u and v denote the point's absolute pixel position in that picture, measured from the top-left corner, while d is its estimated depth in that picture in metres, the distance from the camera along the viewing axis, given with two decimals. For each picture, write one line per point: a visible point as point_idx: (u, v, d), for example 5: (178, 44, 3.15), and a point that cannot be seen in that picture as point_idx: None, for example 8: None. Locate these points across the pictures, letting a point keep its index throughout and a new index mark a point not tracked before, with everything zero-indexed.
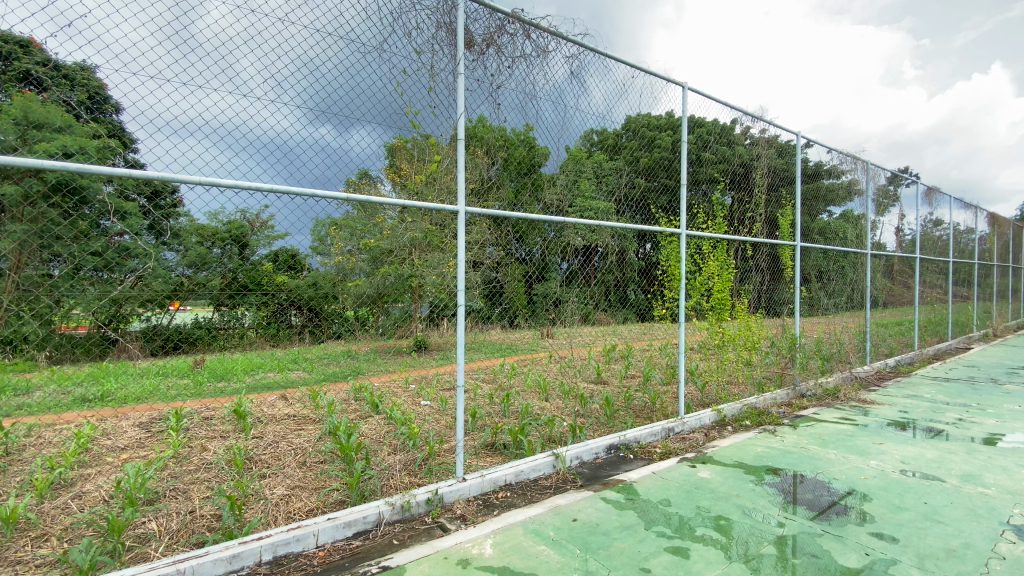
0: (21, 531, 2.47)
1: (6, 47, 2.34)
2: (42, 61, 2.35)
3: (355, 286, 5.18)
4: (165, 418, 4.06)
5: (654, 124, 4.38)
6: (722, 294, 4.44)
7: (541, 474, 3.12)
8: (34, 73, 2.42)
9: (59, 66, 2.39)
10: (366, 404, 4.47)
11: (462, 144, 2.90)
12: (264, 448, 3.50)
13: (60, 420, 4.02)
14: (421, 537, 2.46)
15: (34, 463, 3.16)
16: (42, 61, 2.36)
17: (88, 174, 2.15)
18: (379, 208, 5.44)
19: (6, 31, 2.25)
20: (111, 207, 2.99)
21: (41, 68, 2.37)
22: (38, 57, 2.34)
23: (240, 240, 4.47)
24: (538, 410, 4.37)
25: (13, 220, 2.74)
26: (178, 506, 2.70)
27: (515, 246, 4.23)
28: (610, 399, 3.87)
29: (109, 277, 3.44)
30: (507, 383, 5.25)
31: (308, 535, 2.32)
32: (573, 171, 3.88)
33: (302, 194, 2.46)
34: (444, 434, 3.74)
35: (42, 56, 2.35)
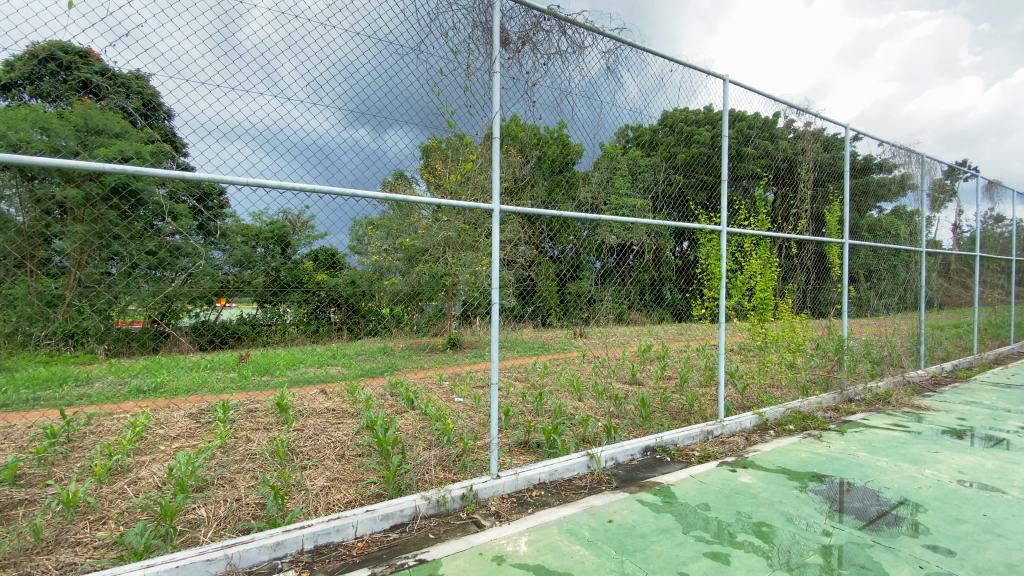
0: (81, 514, 2.63)
1: (68, 58, 2.55)
2: (101, 70, 2.51)
3: (390, 286, 5.18)
4: (213, 410, 4.24)
5: (691, 118, 4.28)
6: (765, 294, 4.28)
7: (575, 473, 3.09)
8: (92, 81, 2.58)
9: (115, 75, 2.56)
10: (401, 399, 4.55)
11: (497, 143, 2.91)
12: (304, 440, 3.61)
13: (118, 410, 4.27)
14: (457, 532, 2.48)
15: (95, 449, 3.36)
16: (100, 70, 2.54)
17: (145, 177, 2.25)
18: (413, 208, 5.67)
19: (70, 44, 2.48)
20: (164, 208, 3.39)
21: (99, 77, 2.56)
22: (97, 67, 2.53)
23: (284, 240, 4.51)
24: (571, 409, 4.33)
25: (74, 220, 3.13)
26: (225, 494, 2.82)
27: (548, 245, 4.08)
28: (646, 400, 3.80)
29: (160, 277, 3.58)
30: (540, 382, 5.23)
31: (347, 525, 2.38)
32: (608, 168, 3.89)
33: (341, 193, 2.50)
34: (477, 431, 3.75)
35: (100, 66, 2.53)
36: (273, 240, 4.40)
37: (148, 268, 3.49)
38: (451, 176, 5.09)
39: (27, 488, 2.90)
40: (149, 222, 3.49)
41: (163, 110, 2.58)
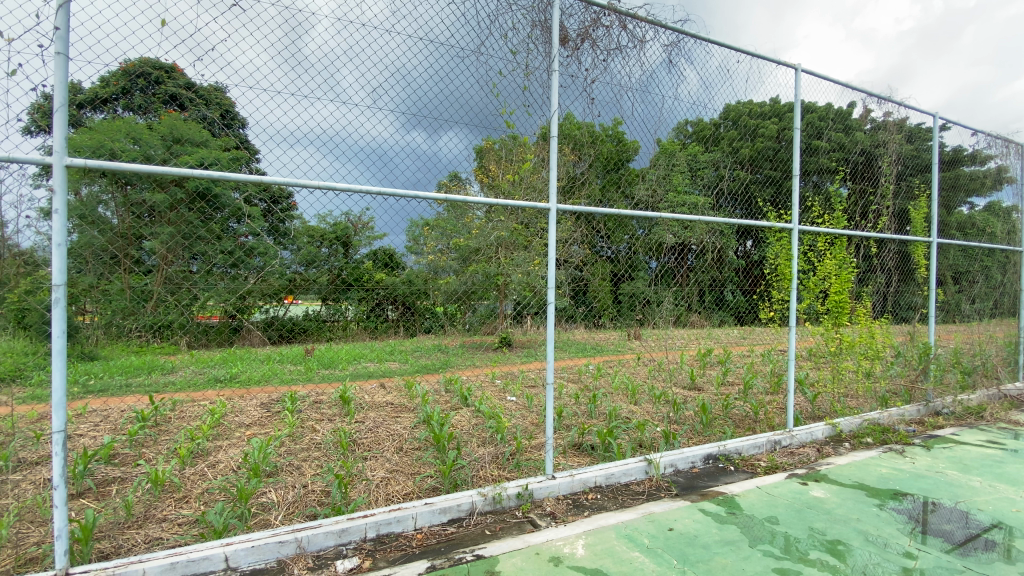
0: (168, 492, 2.86)
1: (155, 74, 2.81)
2: (185, 84, 2.72)
3: (444, 284, 5.27)
4: (282, 400, 4.50)
5: (757, 111, 4.09)
6: (841, 296, 3.96)
7: (632, 478, 3.01)
8: (177, 95, 2.86)
9: (196, 88, 2.76)
10: (456, 396, 4.63)
11: (554, 142, 2.88)
12: (365, 433, 3.75)
13: (199, 397, 4.62)
14: (512, 530, 2.49)
15: (179, 433, 3.65)
16: (183, 84, 2.75)
17: (223, 181, 2.37)
18: (468, 208, 5.75)
19: (157, 61, 2.70)
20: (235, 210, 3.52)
21: (182, 90, 2.77)
22: (180, 81, 2.75)
23: (344, 241, 4.63)
24: (627, 413, 4.23)
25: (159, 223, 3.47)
26: (293, 480, 2.98)
27: (599, 245, 4.16)
28: (708, 406, 3.65)
29: (235, 274, 3.64)
30: (593, 383, 5.16)
31: (407, 517, 2.45)
32: (666, 165, 3.78)
33: (405, 195, 2.57)
34: (531, 431, 3.75)
35: (183, 80, 2.75)
36: (335, 242, 4.50)
37: (224, 266, 3.59)
38: (505, 177, 5.13)
39: (120, 466, 3.19)
40: (224, 225, 3.73)
41: (237, 120, 2.76)
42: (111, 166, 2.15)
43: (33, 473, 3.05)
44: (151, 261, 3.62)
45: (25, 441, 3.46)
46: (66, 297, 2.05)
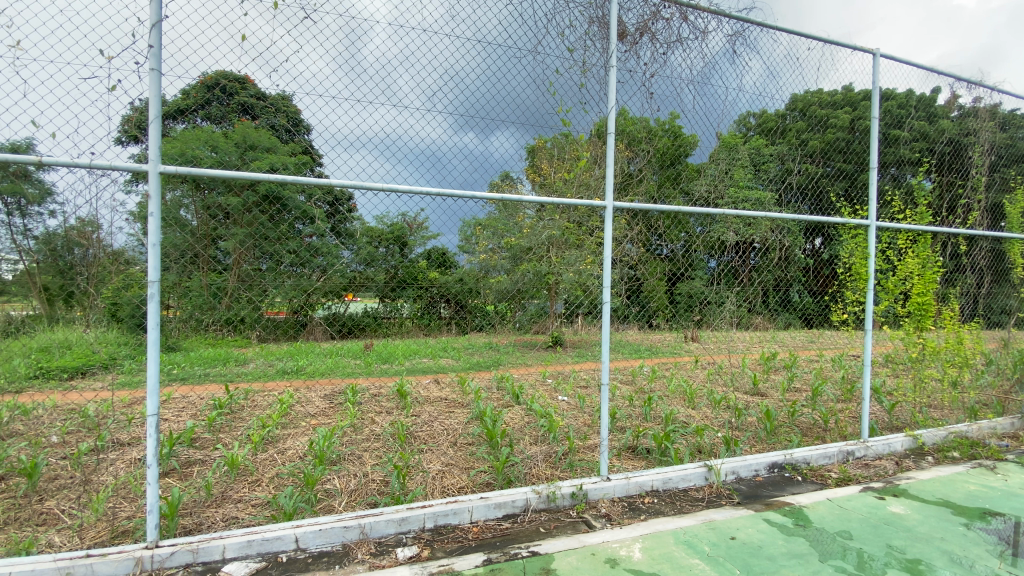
0: (242, 475, 3.06)
1: (230, 85, 3.05)
2: (255, 93, 2.93)
3: (496, 283, 5.23)
4: (344, 393, 4.71)
5: (827, 99, 3.87)
6: (924, 298, 3.65)
7: (690, 484, 2.93)
8: (248, 104, 3.08)
9: (265, 97, 2.97)
10: (508, 394, 4.66)
11: (612, 139, 2.84)
12: (421, 426, 3.86)
13: (269, 388, 4.92)
14: (567, 529, 2.48)
15: (252, 420, 3.91)
16: (254, 94, 2.97)
17: (288, 184, 2.46)
18: (520, 207, 5.76)
19: (231, 73, 2.92)
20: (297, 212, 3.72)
21: (253, 99, 2.98)
22: (250, 91, 2.96)
23: (401, 241, 4.81)
24: (684, 417, 4.11)
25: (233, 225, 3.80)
26: (355, 469, 3.12)
27: (654, 242, 3.88)
28: (772, 412, 3.49)
29: (301, 272, 4.02)
30: (648, 385, 5.05)
31: (464, 510, 2.50)
32: (728, 159, 3.80)
33: (464, 195, 2.64)
34: (585, 432, 3.72)
35: (254, 90, 2.96)
36: (390, 242, 4.66)
37: (293, 265, 4.01)
38: (557, 176, 5.13)
39: (201, 449, 3.45)
40: (290, 226, 3.97)
41: (302, 126, 2.94)
42: (197, 173, 2.30)
43: (126, 453, 3.36)
44: (226, 261, 3.81)
45: (120, 423, 3.82)
46: (159, 294, 2.25)
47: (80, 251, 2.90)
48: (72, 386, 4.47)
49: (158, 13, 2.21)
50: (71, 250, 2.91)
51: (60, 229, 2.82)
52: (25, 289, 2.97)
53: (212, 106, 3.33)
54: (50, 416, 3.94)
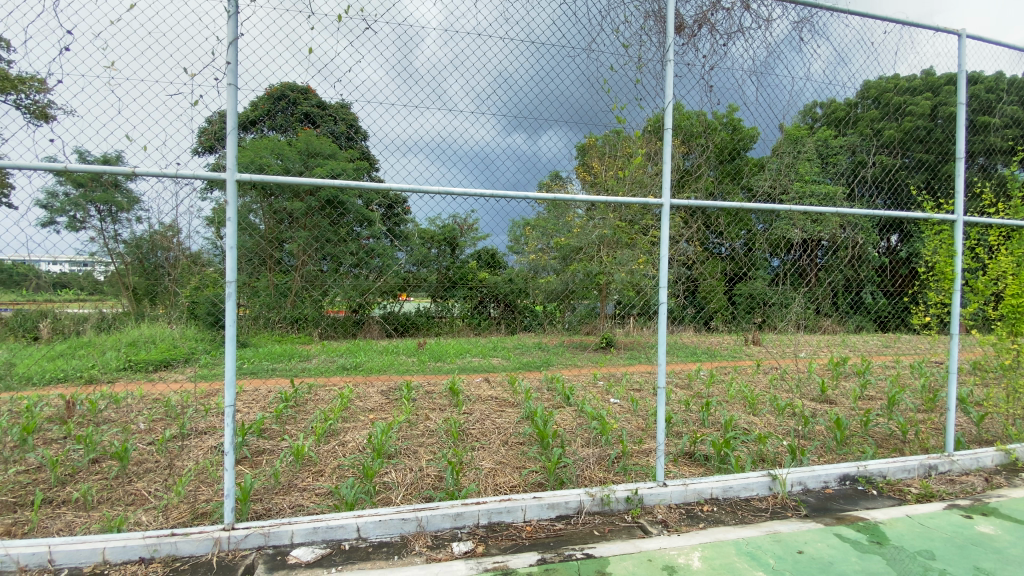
0: (307, 465, 3.23)
1: (294, 95, 3.23)
2: (318, 103, 3.08)
3: (547, 283, 5.90)
4: (399, 389, 4.87)
5: (902, 86, 3.61)
6: (1019, 300, 3.27)
7: (753, 494, 2.80)
8: (311, 113, 3.24)
9: (326, 106, 3.12)
10: (558, 395, 4.65)
11: (669, 134, 2.76)
12: (472, 424, 3.93)
13: (330, 383, 5.16)
14: (622, 534, 2.44)
15: (315, 414, 4.12)
16: (316, 103, 3.13)
17: (347, 189, 2.51)
18: (569, 207, 5.40)
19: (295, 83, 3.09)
20: (354, 215, 3.85)
21: (315, 108, 3.14)
22: (313, 100, 3.13)
23: (453, 241, 4.54)
24: (745, 424, 3.95)
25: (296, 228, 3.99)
26: (410, 464, 3.22)
27: (711, 241, 3.71)
28: (842, 420, 3.28)
29: (358, 273, 3.99)
30: (705, 390, 4.88)
31: (517, 508, 2.51)
32: (791, 153, 3.62)
33: (516, 197, 2.67)
34: (639, 435, 3.65)
35: (316, 100, 3.12)
36: (444, 243, 4.56)
37: (350, 266, 3.98)
38: (608, 174, 5.07)
39: (269, 439, 3.67)
40: (350, 228, 4.03)
41: (360, 132, 3.06)
42: (265, 179, 2.39)
43: (202, 440, 3.62)
44: (289, 261, 4.06)
45: (198, 413, 4.12)
46: (236, 293, 2.37)
47: (163, 253, 3.15)
48: (157, 377, 4.87)
49: (235, 31, 2.36)
50: (156, 253, 3.17)
51: (147, 234, 3.07)
52: (117, 288, 3.27)
53: (278, 115, 3.54)
54: (138, 405, 4.31)
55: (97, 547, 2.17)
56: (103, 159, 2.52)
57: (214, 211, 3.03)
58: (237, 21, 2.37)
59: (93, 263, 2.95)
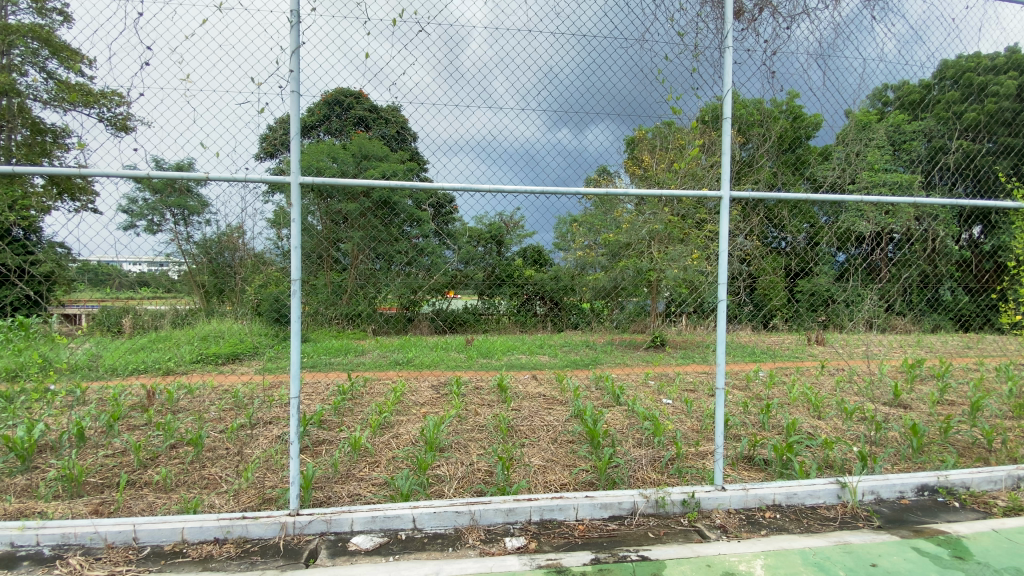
0: (363, 456, 3.35)
1: (348, 99, 3.34)
2: (370, 106, 3.18)
3: (593, 280, 4.99)
4: (449, 384, 4.96)
5: (988, 63, 3.31)
6: None
7: (820, 501, 2.65)
8: (364, 116, 3.34)
9: (378, 109, 3.22)
10: (607, 393, 4.59)
11: (728, 125, 2.65)
12: (521, 421, 3.95)
13: (384, 377, 5.34)
14: (678, 537, 2.37)
15: (370, 407, 4.27)
16: (369, 107, 3.24)
17: (399, 190, 2.56)
18: (617, 201, 5.36)
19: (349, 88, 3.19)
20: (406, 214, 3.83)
21: (368, 112, 3.25)
22: (366, 104, 3.23)
23: (498, 239, 4.37)
24: (809, 429, 3.75)
25: (352, 229, 4.17)
26: (462, 458, 3.27)
27: (770, 235, 3.67)
28: (920, 427, 3.05)
29: (408, 272, 4.13)
30: (764, 392, 4.66)
31: (569, 507, 2.50)
32: (860, 140, 3.40)
33: (566, 193, 2.65)
34: (694, 437, 3.54)
35: (370, 103, 3.22)
36: (491, 241, 4.24)
37: (401, 265, 4.11)
38: (659, 167, 4.96)
39: (328, 430, 3.83)
40: (401, 228, 4.14)
41: (409, 132, 3.13)
42: (326, 181, 2.47)
43: (268, 430, 3.83)
44: (345, 261, 4.26)
45: (263, 403, 4.37)
46: (300, 291, 2.50)
47: (231, 253, 3.38)
48: (226, 370, 5.20)
49: (297, 39, 2.47)
50: (225, 253, 3.38)
51: (216, 235, 3.26)
52: (189, 286, 3.43)
53: (333, 120, 3.78)
54: (210, 395, 4.61)
55: (176, 526, 2.34)
56: (176, 166, 2.73)
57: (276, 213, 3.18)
58: (299, 30, 2.47)
59: (167, 263, 3.20)
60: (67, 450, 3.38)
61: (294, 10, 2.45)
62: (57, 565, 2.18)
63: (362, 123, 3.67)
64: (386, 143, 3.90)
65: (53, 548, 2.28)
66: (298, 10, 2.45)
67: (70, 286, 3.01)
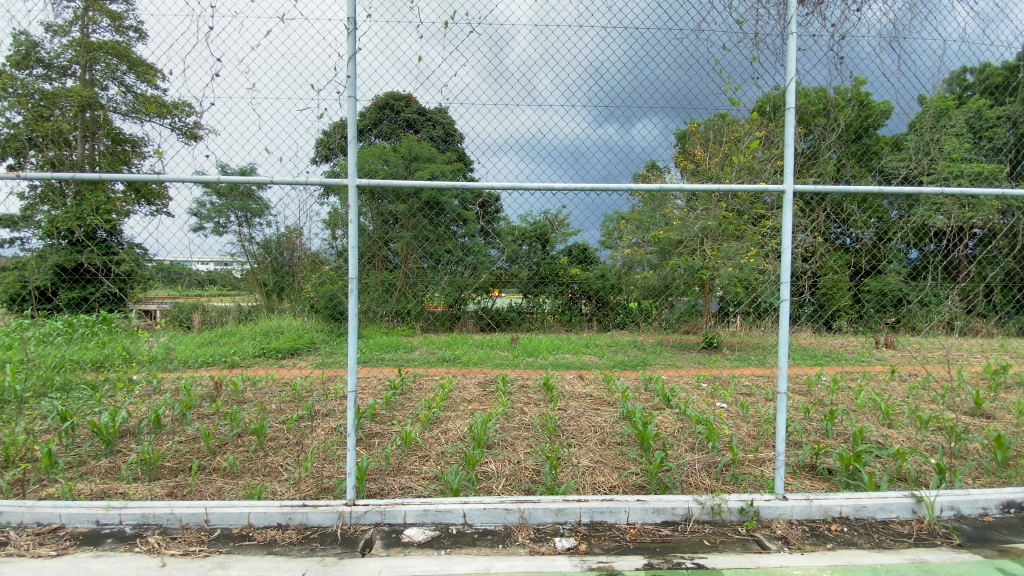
0: (413, 450, 3.43)
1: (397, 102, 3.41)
2: (419, 109, 3.25)
3: (641, 279, 4.91)
4: (495, 382, 5.00)
5: None
6: None
7: (892, 516, 2.47)
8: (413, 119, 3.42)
9: (426, 111, 3.28)
10: (657, 395, 4.48)
11: (791, 115, 2.52)
12: (568, 421, 3.92)
13: (432, 374, 5.44)
14: (736, 546, 2.28)
15: (419, 402, 4.37)
16: (418, 110, 3.30)
17: (446, 190, 2.59)
18: (668, 198, 5.34)
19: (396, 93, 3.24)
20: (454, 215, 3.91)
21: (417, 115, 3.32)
22: (415, 107, 3.30)
23: (542, 237, 4.31)
24: (878, 438, 3.51)
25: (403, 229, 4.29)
26: (510, 455, 3.28)
27: (833, 232, 3.32)
28: (1008, 439, 2.79)
29: (455, 270, 4.21)
30: (827, 398, 4.41)
31: (620, 510, 2.45)
32: (935, 129, 3.15)
33: (616, 189, 2.61)
34: (750, 443, 3.39)
35: (418, 106, 3.29)
36: (535, 240, 4.22)
37: (449, 264, 4.20)
38: (713, 161, 4.79)
39: (380, 423, 3.96)
40: (448, 228, 4.19)
41: (456, 132, 3.18)
42: (377, 184, 2.54)
43: (325, 422, 3.99)
44: (396, 260, 4.36)
45: (320, 397, 4.56)
46: (356, 289, 2.59)
47: (290, 253, 3.53)
48: (285, 364, 5.46)
49: (353, 46, 2.55)
50: (284, 253, 3.53)
51: (276, 236, 3.42)
52: (251, 284, 3.77)
53: (382, 124, 3.90)
54: (271, 387, 4.87)
55: (243, 511, 2.47)
56: (240, 171, 2.91)
57: (331, 214, 3.31)
58: (355, 36, 2.55)
59: (233, 262, 3.47)
60: (146, 436, 3.65)
61: (350, 17, 2.52)
62: (137, 543, 2.36)
63: (412, 125, 3.76)
64: (434, 144, 3.97)
65: (134, 527, 2.47)
66: (354, 16, 2.53)
67: (146, 284, 3.24)
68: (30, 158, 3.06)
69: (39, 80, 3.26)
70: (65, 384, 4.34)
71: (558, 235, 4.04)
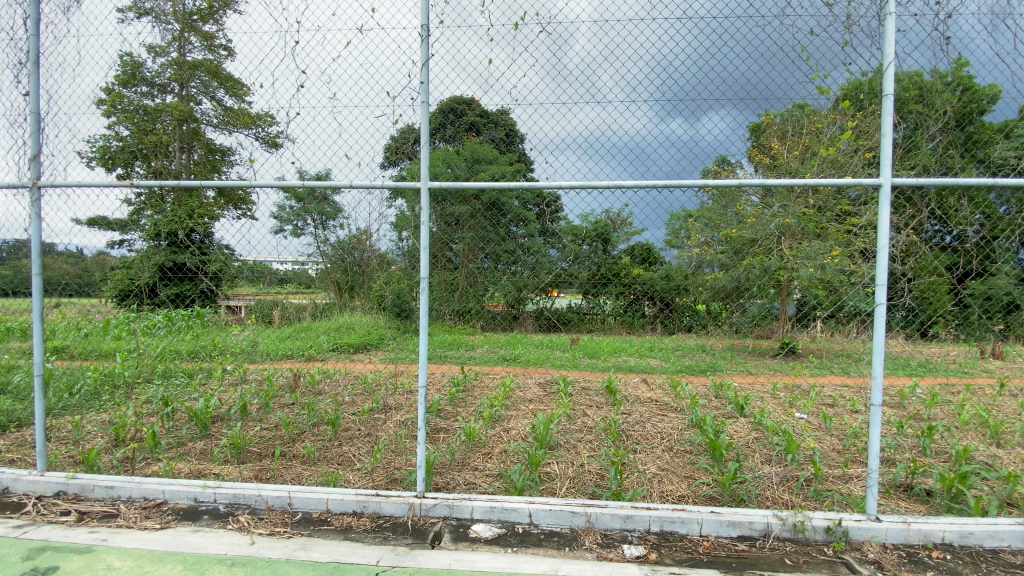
0: (477, 447, 3.49)
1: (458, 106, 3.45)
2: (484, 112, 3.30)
3: (712, 279, 4.62)
4: (557, 382, 4.98)
5: None
6: None
7: (1004, 546, 2.21)
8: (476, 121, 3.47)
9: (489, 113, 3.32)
10: (729, 403, 4.28)
11: (889, 103, 2.32)
12: (632, 425, 3.83)
13: (494, 374, 5.51)
14: (821, 568, 2.13)
15: (482, 400, 4.44)
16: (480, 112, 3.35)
17: (507, 190, 2.59)
18: (740, 195, 5.02)
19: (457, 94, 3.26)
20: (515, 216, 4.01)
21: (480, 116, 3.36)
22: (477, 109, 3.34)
23: (603, 235, 4.23)
24: (986, 458, 3.15)
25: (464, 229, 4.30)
26: (573, 457, 3.26)
27: (931, 229, 2.95)
28: None
29: (514, 270, 4.19)
30: (923, 411, 4.01)
31: (693, 520, 2.36)
32: None
33: (688, 187, 2.50)
34: (833, 458, 3.15)
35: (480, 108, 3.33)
36: (596, 239, 4.14)
37: (506, 264, 4.19)
38: (791, 155, 4.49)
39: (445, 419, 4.06)
40: (509, 228, 4.25)
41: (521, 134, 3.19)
42: (441, 186, 2.59)
43: (394, 415, 4.16)
44: (458, 260, 4.37)
45: (388, 391, 4.75)
46: (427, 288, 2.66)
47: (361, 253, 3.69)
48: (355, 359, 5.73)
49: (425, 53, 2.63)
50: (355, 253, 3.69)
51: (350, 236, 3.59)
52: (325, 283, 3.79)
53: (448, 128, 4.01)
54: (343, 380, 5.14)
55: (322, 497, 2.63)
56: (316, 176, 3.09)
57: (399, 216, 3.43)
58: (427, 43, 2.63)
59: (308, 262, 3.63)
60: (235, 421, 3.97)
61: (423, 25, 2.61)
62: (230, 521, 2.57)
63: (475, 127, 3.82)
64: (497, 146, 4.02)
65: (226, 505, 2.69)
66: (426, 24, 2.61)
67: (233, 282, 3.56)
68: (137, 168, 3.41)
69: (144, 97, 3.67)
70: (166, 372, 4.80)
71: (620, 234, 3.95)
